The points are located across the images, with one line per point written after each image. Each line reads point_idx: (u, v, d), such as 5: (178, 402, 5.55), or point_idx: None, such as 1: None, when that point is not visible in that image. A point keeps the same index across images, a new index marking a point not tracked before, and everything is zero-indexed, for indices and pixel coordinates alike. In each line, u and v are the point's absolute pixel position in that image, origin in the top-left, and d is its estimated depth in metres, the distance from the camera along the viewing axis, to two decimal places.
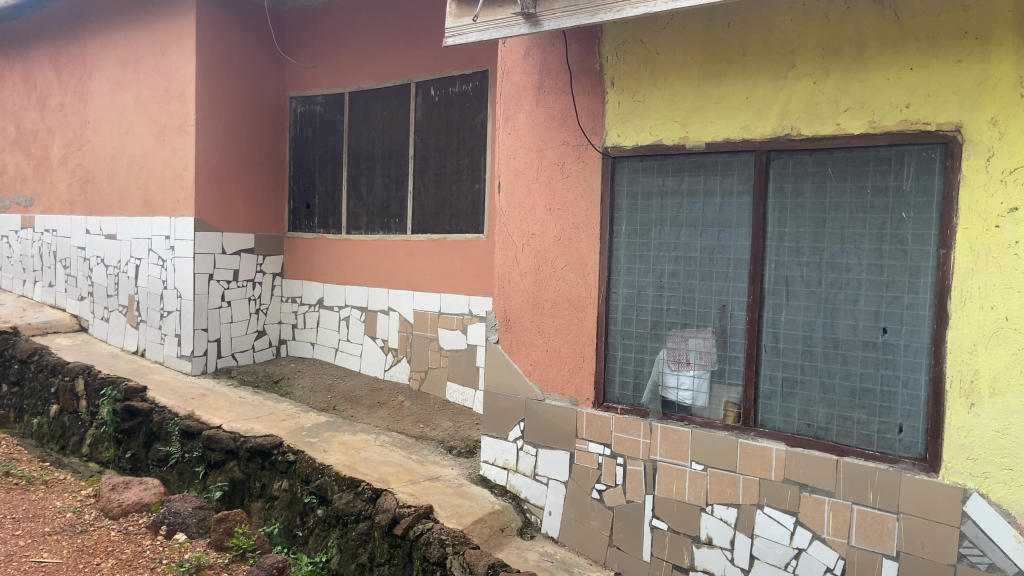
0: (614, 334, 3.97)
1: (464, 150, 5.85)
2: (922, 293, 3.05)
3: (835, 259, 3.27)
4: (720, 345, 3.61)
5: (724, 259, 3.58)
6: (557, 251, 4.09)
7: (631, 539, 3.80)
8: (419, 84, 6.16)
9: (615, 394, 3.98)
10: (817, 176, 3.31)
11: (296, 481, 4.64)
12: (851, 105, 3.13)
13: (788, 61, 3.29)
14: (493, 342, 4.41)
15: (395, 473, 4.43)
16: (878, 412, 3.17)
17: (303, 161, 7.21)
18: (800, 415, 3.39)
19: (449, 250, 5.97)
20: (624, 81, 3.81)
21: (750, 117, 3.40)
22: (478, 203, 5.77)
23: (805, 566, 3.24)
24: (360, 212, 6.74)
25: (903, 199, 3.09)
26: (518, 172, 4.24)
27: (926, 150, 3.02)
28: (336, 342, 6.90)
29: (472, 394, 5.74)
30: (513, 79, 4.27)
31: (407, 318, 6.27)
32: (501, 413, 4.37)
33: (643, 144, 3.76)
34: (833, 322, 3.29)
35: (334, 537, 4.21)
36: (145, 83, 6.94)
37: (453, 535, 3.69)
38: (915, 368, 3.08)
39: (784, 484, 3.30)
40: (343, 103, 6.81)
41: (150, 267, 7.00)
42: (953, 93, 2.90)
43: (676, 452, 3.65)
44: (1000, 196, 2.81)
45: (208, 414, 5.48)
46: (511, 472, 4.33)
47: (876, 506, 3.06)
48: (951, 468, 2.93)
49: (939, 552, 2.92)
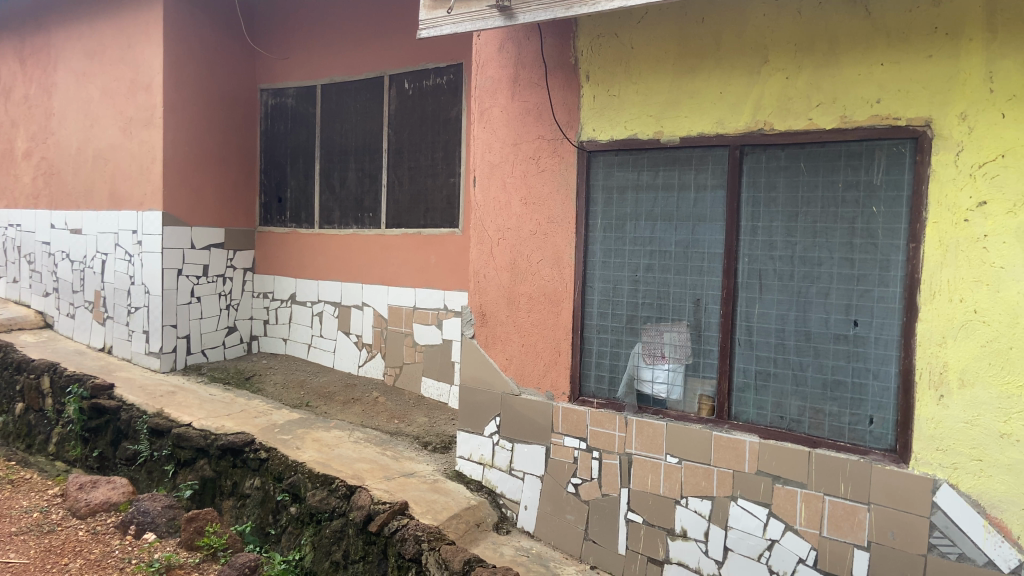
0: (590, 329, 3.97)
1: (439, 144, 5.82)
2: (892, 287, 3.09)
3: (808, 253, 3.30)
4: (694, 338, 3.63)
5: (699, 253, 3.59)
6: (532, 246, 4.09)
7: (606, 532, 3.82)
8: (392, 76, 6.11)
9: (590, 388, 3.98)
10: (790, 171, 3.32)
11: (268, 479, 4.59)
12: (823, 100, 3.16)
13: (761, 56, 3.30)
14: (468, 336, 4.40)
15: (369, 470, 4.39)
16: (850, 404, 3.20)
17: (274, 154, 7.13)
18: (773, 408, 3.41)
19: (424, 244, 5.93)
20: (600, 76, 3.81)
21: (724, 112, 3.41)
22: (453, 197, 5.75)
23: (777, 556, 3.27)
24: (333, 206, 6.68)
25: (873, 193, 3.12)
26: (493, 166, 4.22)
27: (896, 144, 3.05)
28: (309, 337, 6.84)
29: (447, 389, 5.72)
30: (487, 72, 4.25)
31: (382, 312, 6.23)
32: (477, 409, 4.36)
33: (618, 139, 3.77)
34: (805, 315, 3.32)
35: (308, 535, 4.19)
36: (112, 75, 6.81)
37: (428, 531, 3.68)
38: (886, 360, 3.11)
39: (757, 476, 3.33)
40: (315, 95, 6.74)
41: (117, 263, 6.88)
42: (923, 89, 2.93)
43: (651, 446, 3.66)
44: (969, 190, 2.85)
45: (177, 411, 5.40)
46: (487, 466, 4.33)
47: (848, 497, 3.10)
48: (921, 459, 2.97)
49: (910, 542, 2.96)
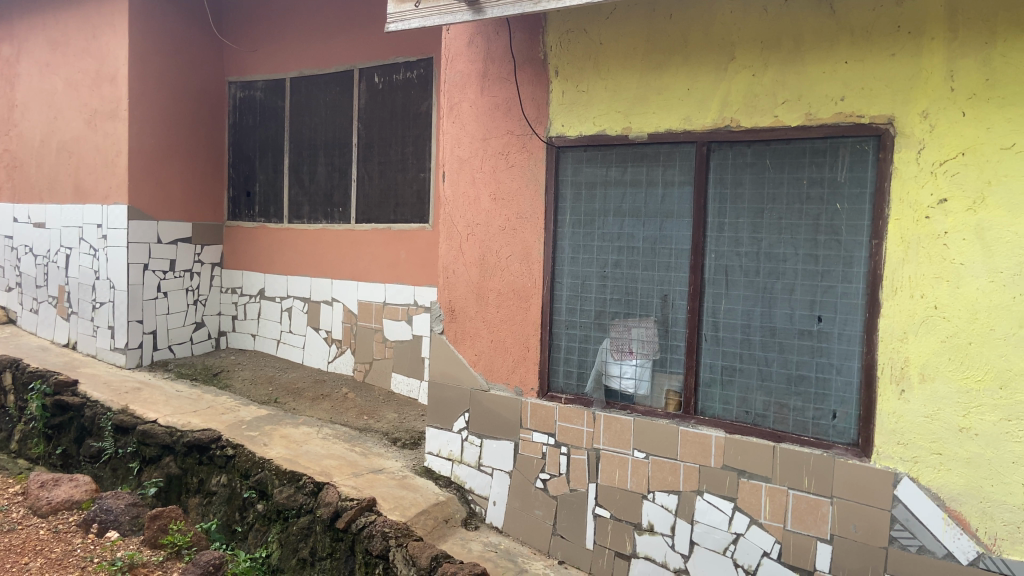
0: (559, 324, 3.97)
1: (409, 138, 5.79)
2: (855, 282, 3.13)
3: (773, 249, 3.32)
4: (662, 334, 3.64)
5: (666, 249, 3.61)
6: (502, 241, 4.08)
7: (574, 527, 3.83)
8: (362, 70, 6.06)
9: (559, 383, 3.98)
10: (755, 168, 3.35)
11: (234, 476, 4.54)
12: (788, 98, 3.18)
13: (728, 53, 3.31)
14: (437, 332, 4.38)
15: (337, 466, 4.36)
16: (814, 398, 3.23)
17: (243, 148, 7.05)
18: (739, 403, 3.44)
19: (394, 239, 5.90)
20: (569, 71, 3.81)
21: (691, 108, 3.43)
22: (423, 192, 5.72)
23: (742, 550, 3.30)
24: (302, 201, 6.62)
25: (837, 190, 3.15)
26: (462, 161, 4.21)
27: (860, 142, 3.09)
28: (278, 333, 6.79)
29: (417, 384, 5.71)
30: (456, 66, 4.23)
31: (351, 308, 6.19)
32: (446, 405, 4.35)
33: (586, 134, 3.77)
34: (770, 310, 3.34)
35: (274, 532, 4.15)
36: (76, 66, 6.68)
37: (396, 527, 3.66)
38: (849, 355, 3.15)
39: (723, 470, 3.35)
40: (284, 89, 6.67)
41: (81, 257, 6.76)
42: (886, 87, 2.96)
43: (618, 441, 3.68)
44: (930, 188, 2.88)
45: (143, 407, 5.33)
46: (456, 462, 4.32)
47: (811, 490, 3.13)
48: (883, 453, 3.01)
49: (871, 535, 3.00)
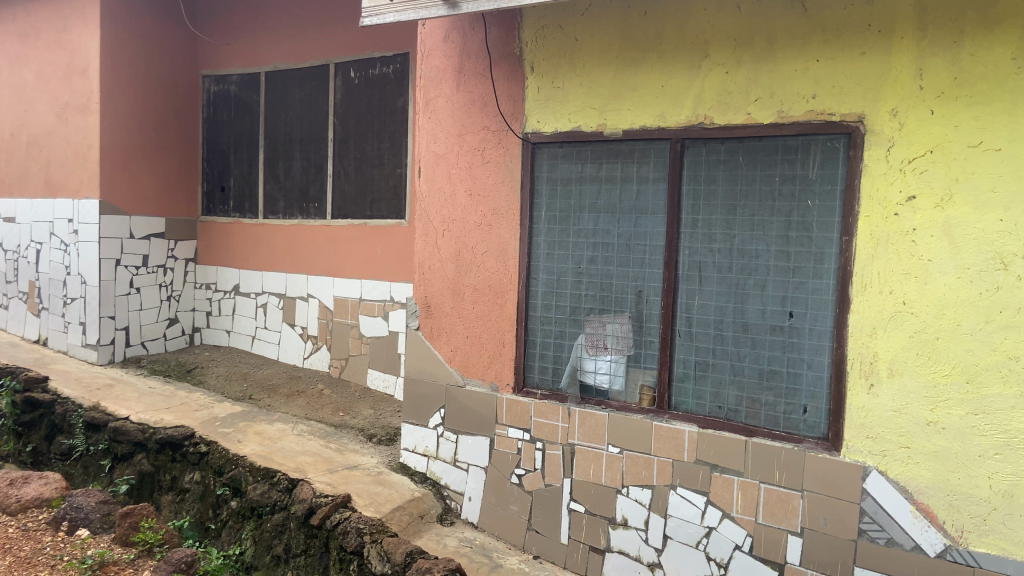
0: (534, 320, 3.98)
1: (386, 134, 5.77)
2: (825, 278, 3.16)
3: (745, 246, 3.35)
4: (636, 329, 3.66)
5: (641, 245, 3.62)
6: (477, 237, 4.08)
7: (549, 522, 3.84)
8: (338, 65, 6.02)
9: (534, 379, 3.99)
10: (729, 164, 3.37)
11: (208, 473, 4.51)
12: (761, 95, 3.21)
13: (702, 50, 3.33)
14: (413, 328, 4.37)
15: (312, 463, 4.35)
16: (785, 393, 3.27)
17: (217, 143, 6.99)
18: (712, 398, 3.47)
19: (371, 235, 5.88)
20: (544, 67, 3.81)
21: (666, 105, 3.44)
22: (400, 188, 5.71)
23: (715, 543, 3.33)
24: (277, 196, 6.57)
25: (809, 187, 3.18)
26: (438, 156, 4.20)
27: (831, 140, 3.12)
28: (253, 329, 6.74)
29: (394, 380, 5.70)
30: (432, 62, 4.22)
31: (327, 304, 6.16)
32: (421, 400, 4.35)
33: (562, 130, 3.78)
34: (742, 307, 3.37)
35: (248, 529, 4.13)
36: (46, 59, 6.59)
37: (371, 523, 3.66)
38: (819, 351, 3.19)
39: (696, 465, 3.38)
40: (259, 83, 6.62)
41: (52, 252, 6.67)
42: (856, 85, 3.00)
43: (593, 436, 3.69)
44: (899, 185, 2.92)
45: (115, 404, 5.27)
46: (432, 458, 4.32)
47: (782, 484, 3.17)
48: (852, 447, 3.05)
49: (841, 528, 3.04)
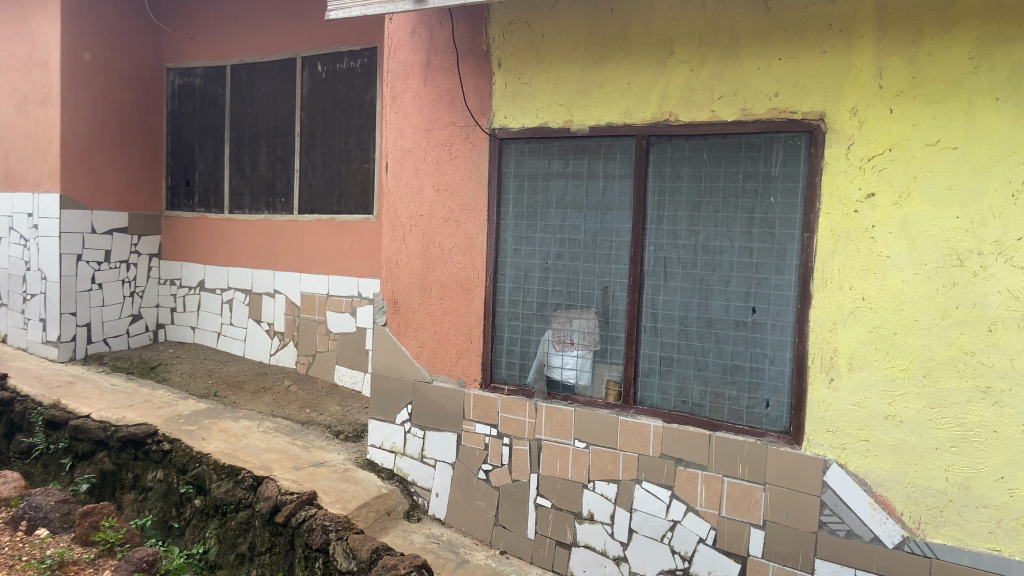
0: (501, 316, 3.98)
1: (353, 128, 5.74)
2: (787, 274, 3.20)
3: (709, 242, 3.38)
4: (603, 325, 3.68)
5: (607, 241, 3.64)
6: (445, 232, 4.07)
7: (516, 517, 3.85)
8: (305, 59, 5.97)
9: (502, 374, 4.00)
10: (693, 161, 3.40)
11: (171, 471, 4.45)
12: (724, 93, 3.24)
13: (667, 48, 3.35)
14: (380, 324, 4.35)
15: (277, 460, 4.31)
16: (748, 387, 3.31)
17: (182, 136, 6.90)
18: (676, 393, 3.50)
19: (338, 231, 5.84)
20: (511, 63, 3.81)
21: (632, 102, 3.46)
22: (368, 183, 5.67)
23: (679, 536, 3.37)
24: (243, 191, 6.50)
25: (771, 184, 3.22)
26: (405, 151, 4.18)
27: (793, 137, 3.16)
28: (219, 325, 6.67)
29: (361, 376, 5.67)
30: (399, 56, 4.20)
31: (294, 300, 6.11)
32: (389, 397, 4.34)
33: (529, 126, 3.78)
34: (706, 302, 3.40)
35: (212, 527, 4.10)
36: (5, 50, 6.44)
37: (336, 520, 3.64)
38: (781, 346, 3.23)
39: (661, 459, 3.41)
40: (224, 76, 6.54)
41: (11, 247, 6.52)
42: (817, 84, 3.04)
43: (559, 431, 3.71)
44: (859, 182, 2.97)
45: (76, 402, 5.18)
46: (399, 455, 4.31)
47: (745, 477, 3.21)
48: (813, 440, 3.10)
49: (802, 520, 3.08)
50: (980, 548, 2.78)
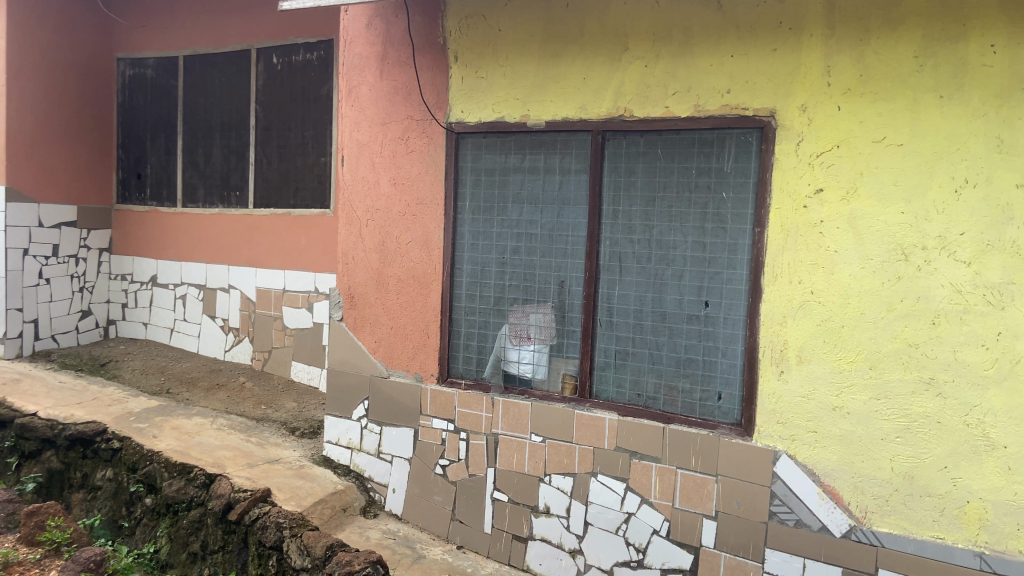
0: (458, 310, 3.97)
1: (309, 121, 5.67)
2: (739, 269, 3.25)
3: (663, 237, 3.41)
4: (559, 319, 3.69)
5: (563, 236, 3.65)
6: (401, 227, 4.05)
7: (473, 512, 3.85)
8: (260, 50, 5.88)
9: (459, 369, 3.99)
10: (648, 157, 3.42)
11: (121, 470, 4.36)
12: (678, 89, 3.27)
13: (622, 44, 3.37)
14: (336, 319, 4.31)
15: (231, 458, 4.25)
16: (701, 380, 3.35)
17: (133, 128, 6.75)
18: (631, 386, 3.53)
19: (294, 225, 5.77)
20: (467, 57, 3.80)
21: (587, 98, 3.48)
22: (324, 176, 5.61)
23: (633, 528, 3.40)
24: (197, 184, 6.39)
25: (724, 179, 3.26)
26: (361, 145, 4.15)
27: (744, 134, 3.20)
28: (172, 321, 6.55)
29: (318, 372, 5.63)
30: (355, 49, 4.16)
31: (249, 295, 6.03)
32: (345, 392, 4.30)
33: (485, 121, 3.77)
34: (661, 296, 3.44)
35: (163, 526, 4.03)
36: None
37: (291, 517, 3.60)
38: (733, 339, 3.28)
39: (616, 452, 3.44)
40: (177, 67, 6.41)
41: None
42: (768, 81, 3.08)
43: (516, 425, 3.72)
44: (808, 178, 3.02)
45: (22, 399, 5.04)
46: (355, 451, 4.28)
47: (697, 469, 3.25)
48: (764, 431, 3.15)
49: (753, 510, 3.13)
50: (924, 536, 2.85)
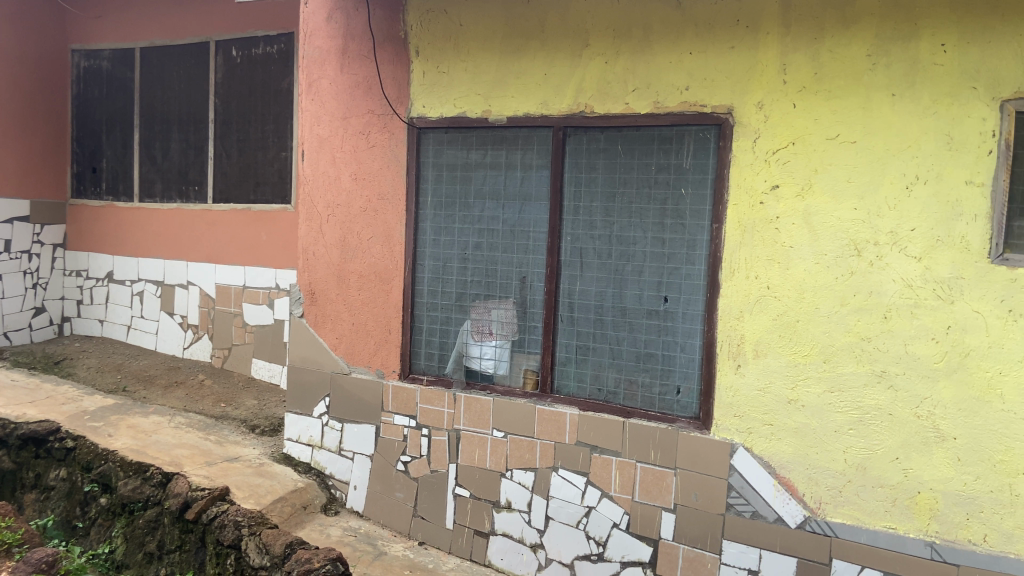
0: (420, 306, 3.96)
1: (270, 116, 5.61)
2: (697, 264, 3.28)
3: (623, 233, 3.43)
4: (520, 315, 3.70)
5: (525, 231, 3.66)
6: (362, 222, 4.02)
7: (434, 507, 3.85)
8: (219, 43, 5.79)
9: (421, 365, 3.98)
10: (608, 153, 3.44)
11: (75, 469, 4.28)
12: (638, 86, 3.29)
13: (582, 40, 3.39)
14: (297, 315, 4.27)
15: (189, 456, 4.19)
16: (660, 375, 3.38)
17: (88, 121, 6.61)
18: (592, 381, 3.55)
19: (254, 220, 5.70)
20: (429, 51, 3.78)
21: (548, 93, 3.49)
22: (285, 171, 5.55)
23: (594, 522, 3.42)
24: (154, 178, 6.28)
25: (682, 176, 3.29)
26: (322, 139, 4.11)
27: (702, 131, 3.23)
28: (129, 318, 6.44)
29: (279, 369, 5.57)
30: (315, 42, 4.12)
31: (208, 292, 5.94)
32: (305, 389, 4.27)
33: (447, 116, 3.76)
34: (621, 292, 3.46)
35: (119, 526, 3.97)
36: None
37: (249, 515, 3.56)
38: (692, 334, 3.31)
39: (577, 447, 3.46)
40: (134, 59, 6.29)
41: None
42: (726, 79, 3.12)
43: (478, 421, 3.72)
44: (764, 175, 3.06)
45: None
46: (316, 448, 4.25)
47: (656, 463, 3.28)
48: (721, 425, 3.19)
49: (710, 503, 3.17)
50: (876, 526, 2.91)
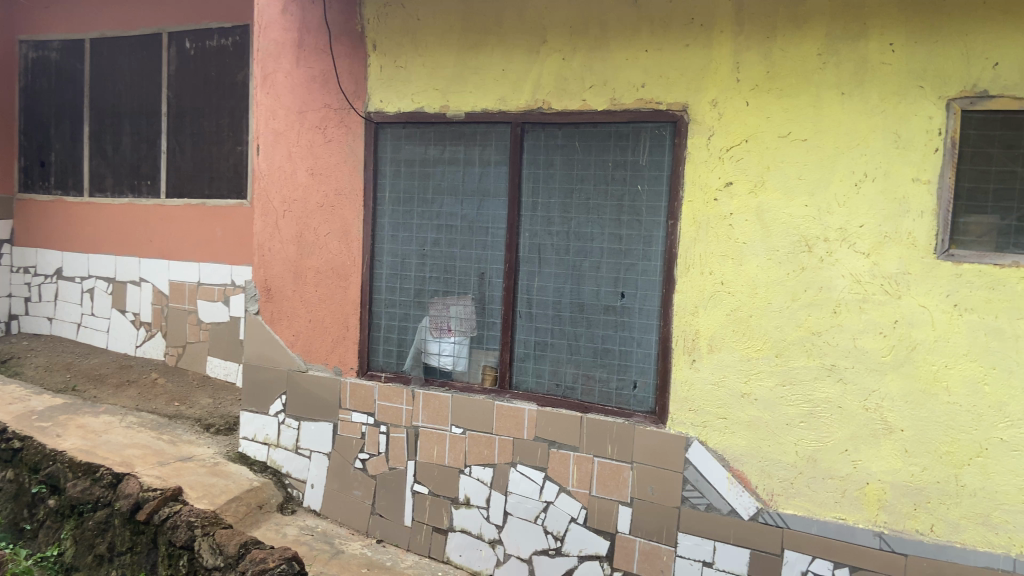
0: (378, 303, 3.94)
1: (224, 109, 5.52)
2: (653, 260, 3.31)
3: (581, 229, 3.45)
4: (479, 311, 3.70)
5: (483, 227, 3.66)
6: (319, 218, 3.98)
7: (393, 505, 3.83)
8: (172, 34, 5.68)
9: (378, 362, 3.95)
10: (566, 149, 3.45)
11: (22, 470, 4.17)
12: (595, 82, 3.31)
13: (540, 36, 3.39)
14: (252, 312, 4.21)
15: (141, 456, 4.12)
16: (617, 370, 3.41)
17: (36, 114, 6.44)
18: (550, 376, 3.56)
19: (208, 216, 5.61)
20: (386, 46, 3.76)
21: (506, 89, 3.49)
22: (240, 166, 5.47)
23: (552, 517, 3.44)
24: (105, 173, 6.14)
25: (639, 172, 3.31)
26: (278, 134, 4.06)
27: (658, 128, 3.26)
28: (79, 316, 6.29)
29: (235, 367, 5.49)
30: (270, 35, 4.06)
31: (162, 289, 5.83)
32: (261, 387, 4.21)
33: (405, 111, 3.74)
34: (579, 287, 3.48)
35: (67, 528, 3.87)
36: None
37: (203, 515, 3.50)
38: (648, 329, 3.34)
39: (535, 442, 3.47)
40: (83, 50, 6.14)
41: None
42: (681, 76, 3.15)
43: (436, 418, 3.71)
44: (718, 172, 3.10)
45: None
46: (272, 447, 4.20)
47: (614, 457, 3.31)
48: (677, 419, 3.22)
49: (666, 496, 3.21)
50: (827, 517, 2.97)
